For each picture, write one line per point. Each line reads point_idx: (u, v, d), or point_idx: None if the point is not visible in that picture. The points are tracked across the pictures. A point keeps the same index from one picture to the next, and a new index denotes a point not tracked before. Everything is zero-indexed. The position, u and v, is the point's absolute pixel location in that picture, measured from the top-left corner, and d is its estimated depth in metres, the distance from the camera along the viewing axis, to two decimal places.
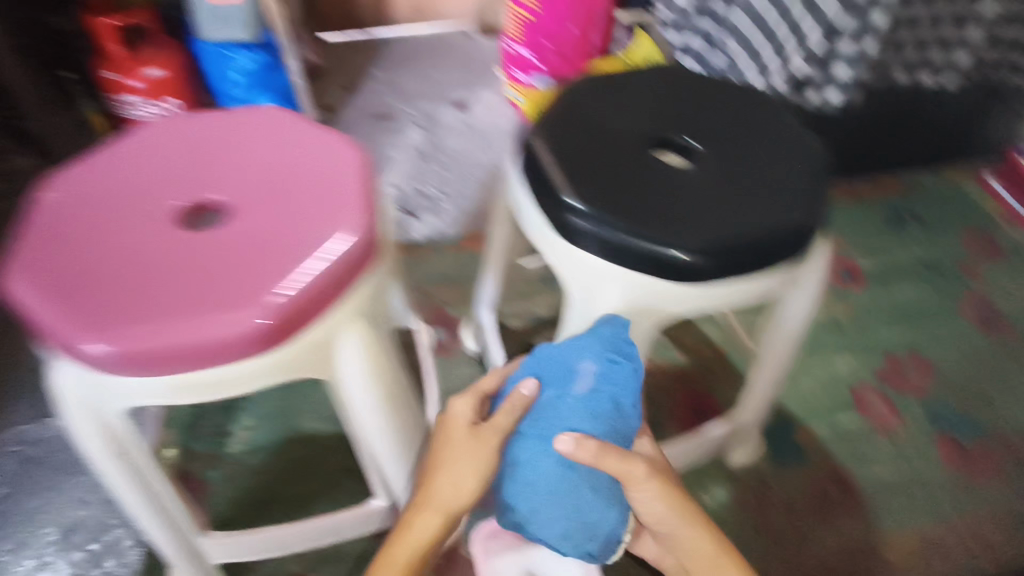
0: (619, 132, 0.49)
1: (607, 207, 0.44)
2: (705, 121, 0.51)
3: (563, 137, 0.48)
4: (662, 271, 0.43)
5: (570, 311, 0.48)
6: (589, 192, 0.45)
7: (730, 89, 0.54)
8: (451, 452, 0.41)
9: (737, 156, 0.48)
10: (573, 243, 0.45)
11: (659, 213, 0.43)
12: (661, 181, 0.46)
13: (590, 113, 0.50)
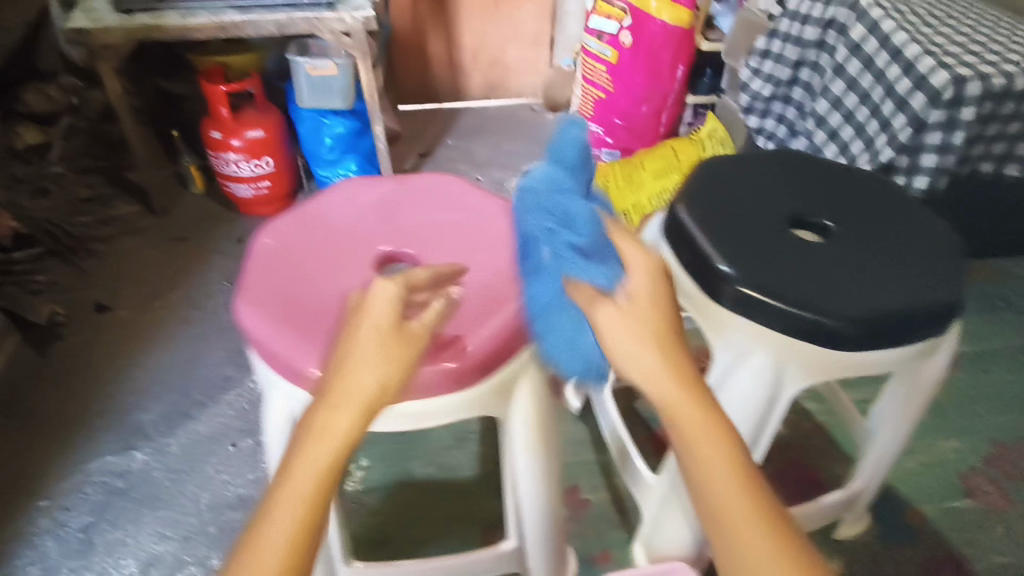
0: (784, 237, 0.75)
1: (780, 292, 0.69)
2: (842, 230, 0.76)
3: (744, 243, 0.73)
4: (823, 334, 0.68)
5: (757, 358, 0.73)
6: (766, 281, 0.70)
7: (858, 210, 0.80)
8: (367, 343, 0.54)
9: (871, 254, 0.74)
10: (756, 313, 0.70)
11: (823, 295, 0.68)
12: (819, 271, 0.71)
13: (758, 227, 0.76)
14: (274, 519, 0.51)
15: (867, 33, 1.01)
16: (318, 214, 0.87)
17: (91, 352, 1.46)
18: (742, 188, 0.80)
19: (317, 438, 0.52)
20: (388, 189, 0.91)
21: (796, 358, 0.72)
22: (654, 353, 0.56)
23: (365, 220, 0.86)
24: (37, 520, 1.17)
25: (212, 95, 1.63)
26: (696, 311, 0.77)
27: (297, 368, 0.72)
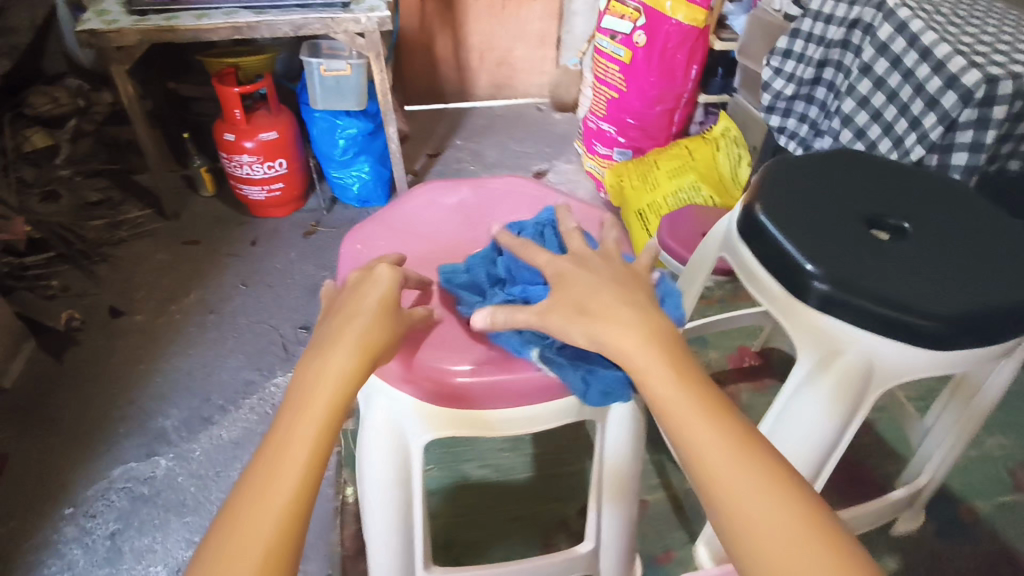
0: (858, 229, 0.71)
1: (858, 289, 0.65)
2: (919, 221, 0.73)
3: (814, 236, 0.70)
4: (907, 333, 0.64)
5: (821, 358, 0.71)
6: (842, 279, 0.66)
7: (928, 199, 0.76)
8: (359, 300, 0.58)
9: (949, 247, 0.70)
10: (835, 308, 0.67)
11: (904, 294, 0.65)
12: (898, 268, 0.67)
13: (825, 215, 0.73)
14: (269, 473, 0.48)
15: (894, 33, 1.02)
16: (402, 220, 0.83)
17: (109, 358, 1.44)
18: (814, 184, 0.77)
19: (309, 393, 0.52)
20: (468, 193, 0.87)
21: (887, 356, 0.68)
22: (601, 304, 0.58)
23: (454, 226, 0.83)
24: (62, 528, 1.15)
25: (225, 97, 1.62)
26: (776, 312, 0.75)
27: (414, 379, 0.66)
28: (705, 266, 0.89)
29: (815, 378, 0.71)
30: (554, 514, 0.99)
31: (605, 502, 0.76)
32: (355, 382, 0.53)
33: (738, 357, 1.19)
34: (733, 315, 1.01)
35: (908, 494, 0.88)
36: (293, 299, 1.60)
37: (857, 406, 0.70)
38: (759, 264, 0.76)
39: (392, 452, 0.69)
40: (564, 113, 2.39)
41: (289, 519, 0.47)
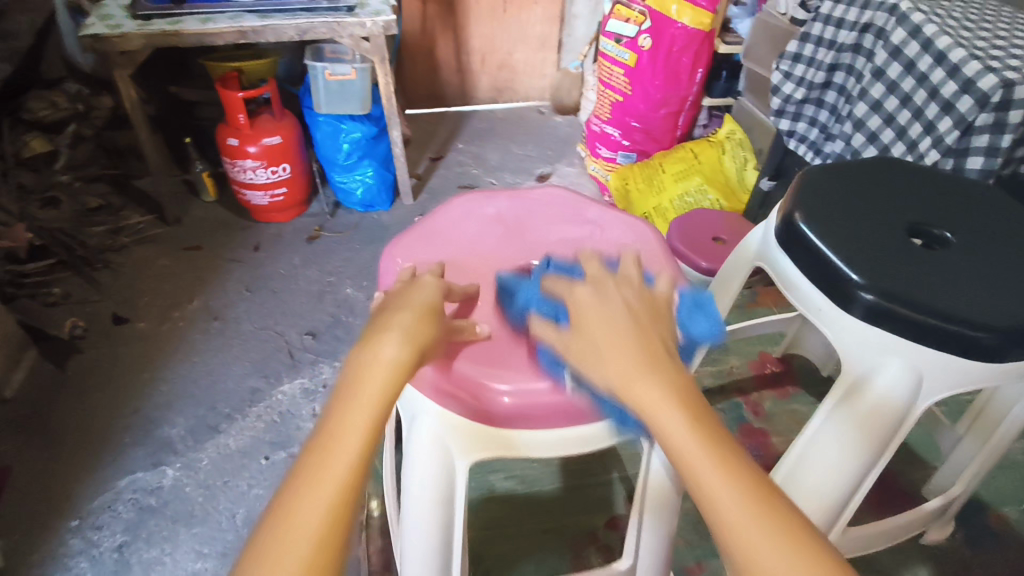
0: (899, 237, 0.70)
1: (903, 298, 0.64)
2: (961, 228, 0.71)
3: (856, 244, 0.69)
4: (954, 343, 0.63)
5: (865, 372, 0.69)
6: (886, 289, 0.64)
7: (966, 204, 0.74)
8: (406, 299, 0.58)
9: (993, 254, 0.68)
10: (883, 317, 0.65)
11: (951, 304, 0.63)
12: (942, 277, 0.65)
13: (865, 223, 0.71)
14: (318, 472, 0.46)
15: (908, 37, 1.02)
16: (441, 229, 0.82)
17: (112, 366, 1.42)
18: (854, 192, 0.75)
19: (357, 389, 0.50)
20: (507, 204, 0.87)
21: (933, 373, 0.67)
22: (613, 348, 0.53)
23: (494, 237, 0.82)
24: (68, 540, 1.13)
25: (230, 102, 1.60)
26: (818, 323, 0.72)
27: (456, 394, 0.65)
28: (740, 273, 0.87)
29: (856, 397, 0.70)
30: (584, 527, 0.98)
31: (645, 517, 0.75)
32: (403, 376, 0.52)
33: (760, 364, 1.19)
34: (760, 323, 1.01)
35: (943, 505, 0.87)
36: (299, 306, 1.59)
37: (900, 421, 0.69)
38: (799, 273, 0.74)
39: (435, 472, 0.66)
40: (565, 116, 2.38)
41: (338, 516, 0.45)
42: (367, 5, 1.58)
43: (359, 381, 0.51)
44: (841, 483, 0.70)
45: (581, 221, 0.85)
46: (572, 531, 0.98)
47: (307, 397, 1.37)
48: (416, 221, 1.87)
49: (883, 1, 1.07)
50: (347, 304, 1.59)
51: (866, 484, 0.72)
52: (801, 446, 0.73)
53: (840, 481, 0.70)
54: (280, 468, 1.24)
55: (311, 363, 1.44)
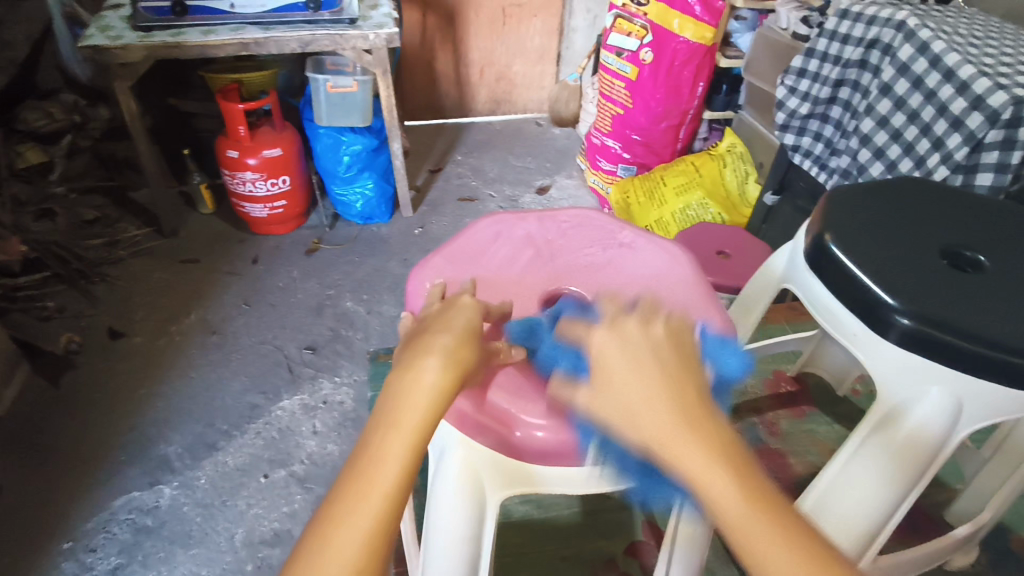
0: (934, 260, 0.69)
1: (937, 323, 0.63)
2: (992, 249, 0.70)
3: (888, 267, 0.68)
4: (996, 367, 0.62)
5: (899, 397, 0.69)
6: (921, 314, 0.63)
7: (991, 224, 0.74)
8: (446, 324, 0.56)
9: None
10: (920, 339, 0.64)
11: (991, 328, 0.62)
12: (980, 300, 0.64)
13: (897, 245, 0.70)
14: (349, 499, 0.44)
15: (916, 53, 1.02)
16: (470, 251, 0.81)
17: (108, 382, 1.40)
18: (883, 213, 0.74)
19: (401, 410, 0.48)
20: (536, 226, 0.86)
21: (973, 399, 0.66)
22: (636, 399, 0.47)
23: (524, 260, 0.81)
24: (62, 564, 1.10)
25: (231, 114, 1.59)
26: (855, 346, 0.71)
27: (487, 426, 0.64)
28: (765, 297, 0.88)
29: (889, 428, 0.69)
30: (602, 552, 0.96)
31: (676, 547, 0.73)
32: (444, 403, 0.49)
33: (775, 383, 1.18)
34: (777, 341, 1.02)
35: (971, 533, 0.86)
36: (298, 320, 1.57)
37: (936, 450, 0.68)
38: (833, 296, 0.73)
39: (466, 508, 0.63)
40: (563, 129, 2.38)
41: (374, 543, 0.43)
42: (369, 17, 1.58)
43: (399, 402, 0.48)
44: (871, 512, 0.70)
45: (614, 244, 0.84)
46: (586, 556, 0.96)
47: (307, 413, 1.34)
48: (416, 233, 1.85)
49: (889, 18, 1.08)
50: (347, 318, 1.57)
51: (898, 513, 0.71)
52: (830, 472, 0.72)
53: (870, 509, 0.69)
54: (280, 487, 1.21)
55: (311, 378, 1.42)
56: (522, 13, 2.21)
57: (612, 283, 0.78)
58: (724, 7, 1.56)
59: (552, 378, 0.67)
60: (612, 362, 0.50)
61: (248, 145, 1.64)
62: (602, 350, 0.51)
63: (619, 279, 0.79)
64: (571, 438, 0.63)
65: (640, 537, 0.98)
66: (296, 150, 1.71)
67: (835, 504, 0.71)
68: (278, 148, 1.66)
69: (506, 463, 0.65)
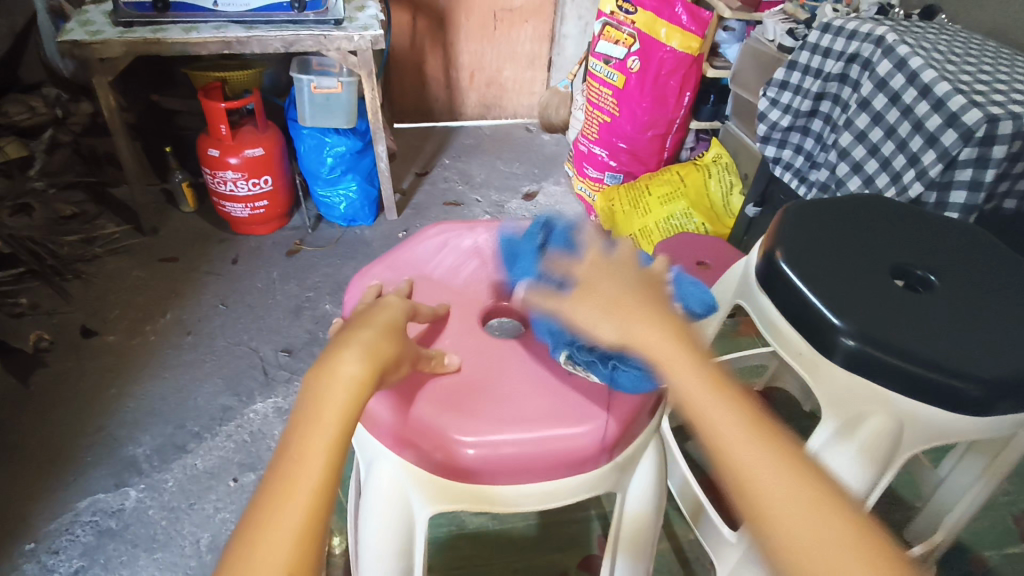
0: (882, 278, 0.68)
1: (878, 345, 0.62)
2: (945, 269, 0.69)
3: (839, 286, 0.67)
4: (942, 392, 0.61)
5: (843, 415, 0.68)
6: (865, 337, 0.62)
7: (948, 240, 0.74)
8: (374, 315, 0.59)
9: (976, 298, 0.67)
10: (859, 360, 0.63)
11: (939, 353, 0.61)
12: (926, 324, 0.63)
13: (844, 260, 0.70)
14: (279, 498, 0.43)
15: (893, 69, 1.02)
16: (415, 262, 0.80)
17: (79, 381, 1.38)
18: (840, 231, 0.74)
19: (318, 408, 0.48)
20: (486, 236, 0.85)
21: (919, 421, 0.64)
22: (640, 309, 0.56)
23: (470, 270, 0.80)
24: (22, 565, 1.08)
25: (213, 113, 1.58)
26: (800, 365, 0.70)
27: (414, 442, 0.63)
28: (720, 310, 0.87)
29: (843, 438, 0.68)
30: (557, 565, 0.95)
31: (619, 557, 0.73)
32: (365, 393, 0.50)
33: None
34: (740, 355, 1.03)
35: (930, 552, 0.86)
36: (275, 322, 1.55)
37: (881, 469, 0.68)
38: (778, 315, 0.72)
39: (394, 523, 0.63)
40: (553, 135, 2.37)
41: (307, 540, 0.42)
42: (355, 19, 1.57)
43: (317, 401, 0.48)
44: None
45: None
46: (543, 569, 0.95)
47: (280, 417, 1.33)
48: (399, 237, 1.84)
49: (869, 33, 1.08)
50: (325, 320, 1.56)
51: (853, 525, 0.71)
52: None
53: None
54: (247, 491, 1.19)
55: (286, 381, 1.40)
56: (514, 18, 2.21)
57: None
58: (710, 17, 1.56)
59: (483, 391, 0.66)
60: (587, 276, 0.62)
61: (230, 144, 1.63)
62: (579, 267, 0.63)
63: None
64: (501, 453, 0.62)
65: (595, 550, 0.97)
66: (278, 150, 1.70)
67: None
68: (260, 147, 1.65)
69: (438, 482, 0.63)
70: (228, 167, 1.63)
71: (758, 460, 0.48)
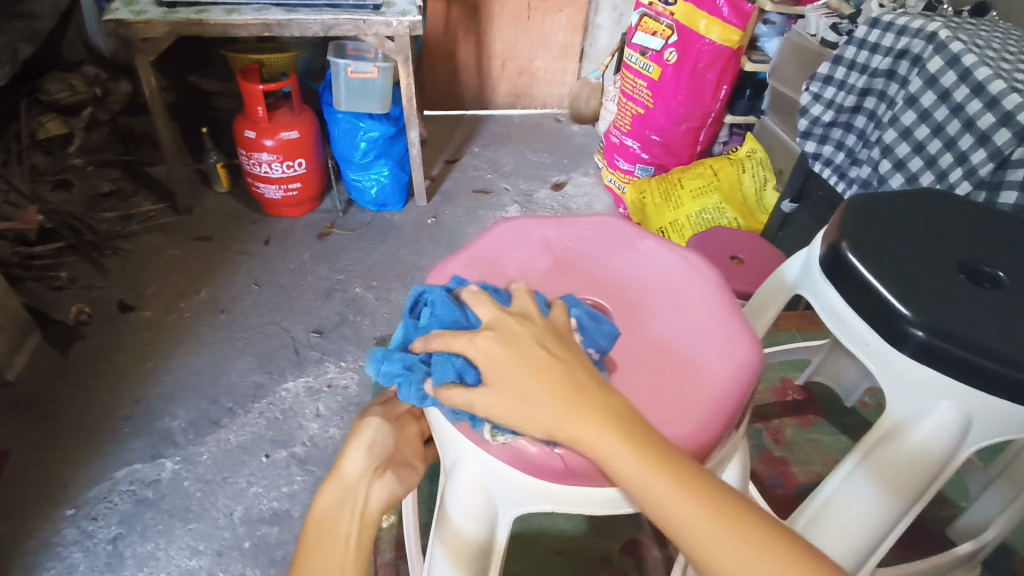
0: (949, 272, 0.67)
1: (944, 338, 0.62)
2: (1012, 266, 0.69)
3: (906, 278, 0.67)
4: (1012, 384, 0.60)
5: (907, 408, 0.68)
6: (933, 328, 0.62)
7: (1012, 236, 0.73)
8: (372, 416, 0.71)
9: None
10: (929, 350, 0.63)
11: (1009, 346, 0.60)
12: (997, 318, 0.63)
13: (907, 253, 0.69)
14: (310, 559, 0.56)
15: (945, 66, 1.00)
16: (488, 260, 0.74)
17: (117, 354, 1.41)
18: (905, 224, 0.73)
19: (328, 532, 0.58)
20: (555, 231, 0.78)
21: (986, 419, 0.65)
22: (528, 382, 0.51)
23: (545, 268, 0.73)
24: (63, 530, 1.11)
25: (250, 95, 1.59)
26: (865, 356, 0.70)
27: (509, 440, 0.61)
28: (775, 302, 0.87)
29: (902, 434, 0.68)
30: (598, 549, 0.96)
31: None
32: (362, 479, 0.63)
33: (782, 391, 1.17)
34: (782, 349, 1.04)
35: (973, 550, 0.85)
36: (307, 303, 1.57)
37: (941, 467, 0.67)
38: (846, 304, 0.72)
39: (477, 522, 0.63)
40: (582, 126, 2.36)
41: None
42: (393, 4, 1.57)
43: (325, 524, 0.59)
44: (862, 530, 0.68)
45: (632, 253, 0.76)
46: (583, 551, 0.96)
47: (311, 396, 1.35)
48: (430, 223, 1.85)
49: (920, 29, 1.06)
50: (356, 303, 1.57)
51: (890, 538, 0.70)
52: (822, 490, 0.72)
53: (860, 527, 0.68)
54: (280, 466, 1.21)
55: (317, 361, 1.42)
56: (547, 8, 2.19)
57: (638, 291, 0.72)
58: (752, 10, 1.54)
59: None
60: (513, 383, 0.51)
61: (265, 127, 1.65)
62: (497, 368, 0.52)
63: (643, 288, 0.72)
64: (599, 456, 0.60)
65: (638, 534, 0.98)
66: (313, 133, 1.71)
67: (817, 516, 0.71)
68: (295, 130, 1.66)
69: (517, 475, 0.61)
70: (263, 149, 1.65)
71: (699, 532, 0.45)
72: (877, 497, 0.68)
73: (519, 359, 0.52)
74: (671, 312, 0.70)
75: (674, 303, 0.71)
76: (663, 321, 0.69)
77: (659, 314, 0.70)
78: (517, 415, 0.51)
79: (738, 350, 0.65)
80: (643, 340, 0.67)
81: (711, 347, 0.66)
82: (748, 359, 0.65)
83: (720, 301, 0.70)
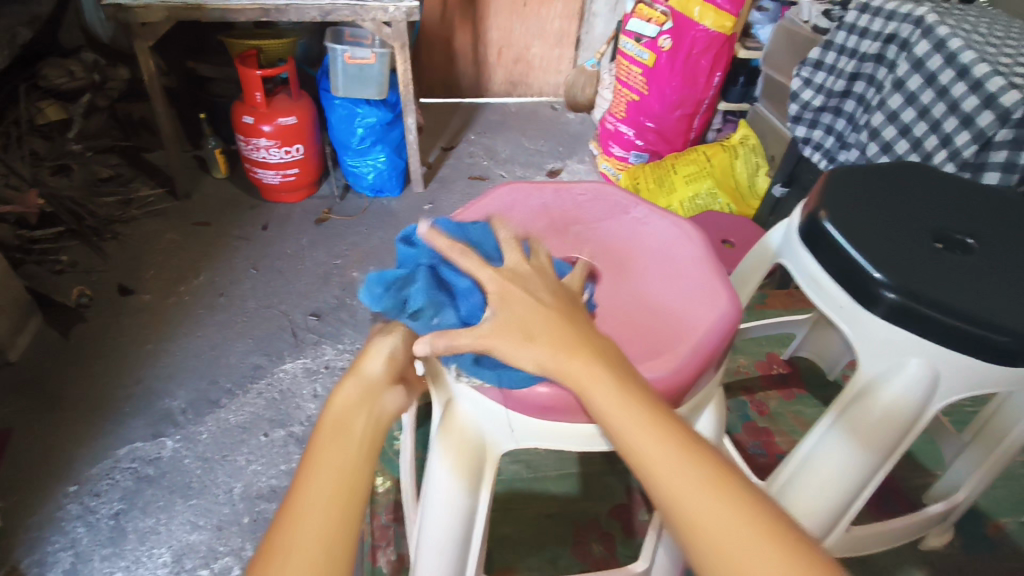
0: (925, 241, 0.69)
1: (917, 300, 0.64)
2: (983, 234, 0.71)
3: (881, 245, 0.69)
4: (986, 345, 0.63)
5: (879, 366, 0.70)
6: (905, 291, 0.64)
7: (984, 207, 0.75)
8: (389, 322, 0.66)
9: (1012, 259, 0.68)
10: (903, 310, 0.65)
11: (978, 307, 0.63)
12: (967, 280, 0.65)
13: (883, 222, 0.71)
14: (326, 462, 0.51)
15: (932, 49, 1.02)
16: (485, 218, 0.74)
17: (117, 336, 1.43)
18: (880, 194, 0.75)
19: (341, 434, 0.54)
20: (553, 196, 0.78)
21: (956, 376, 0.67)
22: (543, 323, 0.53)
23: (539, 226, 0.74)
24: (66, 505, 1.13)
25: (248, 80, 1.61)
26: (840, 319, 0.73)
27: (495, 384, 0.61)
28: (760, 271, 0.89)
29: (875, 392, 0.70)
30: (588, 512, 0.99)
31: None
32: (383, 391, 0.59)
33: (767, 364, 1.19)
34: (771, 323, 1.06)
35: (945, 511, 0.88)
36: (305, 286, 1.59)
37: (910, 422, 0.69)
38: (824, 270, 0.74)
39: (471, 465, 0.63)
40: (578, 114, 2.37)
41: (347, 500, 0.49)
42: None
43: (339, 426, 0.54)
44: (833, 485, 0.71)
45: (625, 218, 0.77)
46: (573, 515, 0.99)
47: (308, 377, 1.37)
48: (425, 209, 1.87)
49: (908, 14, 1.08)
50: (352, 287, 1.60)
51: (863, 493, 0.73)
52: (800, 448, 0.75)
53: (832, 483, 0.71)
54: (278, 446, 1.24)
55: (314, 343, 1.44)
56: None
57: (627, 251, 0.72)
58: None
59: None
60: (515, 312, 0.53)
61: (263, 112, 1.66)
62: (504, 295, 0.54)
63: (632, 248, 0.73)
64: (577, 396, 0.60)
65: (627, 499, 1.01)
66: (310, 119, 1.73)
67: (792, 473, 0.75)
68: (292, 116, 1.68)
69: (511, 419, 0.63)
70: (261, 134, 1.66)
71: (694, 497, 0.45)
72: (850, 454, 0.70)
73: (535, 299, 0.54)
74: (655, 272, 0.70)
75: (661, 262, 0.71)
76: (645, 279, 0.69)
77: (644, 272, 0.70)
78: (510, 342, 0.52)
79: (721, 306, 0.66)
80: (625, 293, 0.67)
81: (692, 303, 0.66)
82: (729, 315, 0.65)
83: (711, 262, 0.71)
